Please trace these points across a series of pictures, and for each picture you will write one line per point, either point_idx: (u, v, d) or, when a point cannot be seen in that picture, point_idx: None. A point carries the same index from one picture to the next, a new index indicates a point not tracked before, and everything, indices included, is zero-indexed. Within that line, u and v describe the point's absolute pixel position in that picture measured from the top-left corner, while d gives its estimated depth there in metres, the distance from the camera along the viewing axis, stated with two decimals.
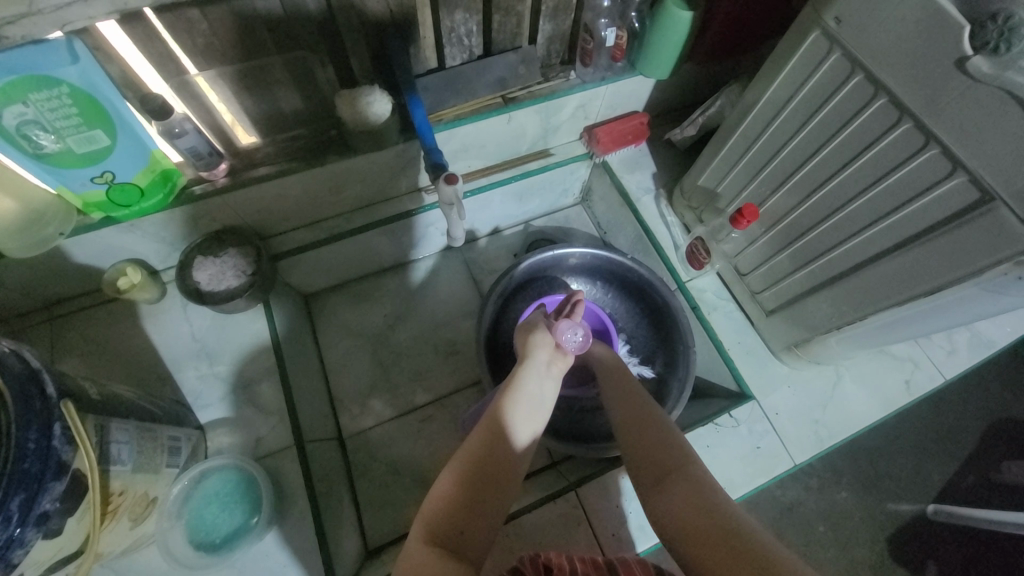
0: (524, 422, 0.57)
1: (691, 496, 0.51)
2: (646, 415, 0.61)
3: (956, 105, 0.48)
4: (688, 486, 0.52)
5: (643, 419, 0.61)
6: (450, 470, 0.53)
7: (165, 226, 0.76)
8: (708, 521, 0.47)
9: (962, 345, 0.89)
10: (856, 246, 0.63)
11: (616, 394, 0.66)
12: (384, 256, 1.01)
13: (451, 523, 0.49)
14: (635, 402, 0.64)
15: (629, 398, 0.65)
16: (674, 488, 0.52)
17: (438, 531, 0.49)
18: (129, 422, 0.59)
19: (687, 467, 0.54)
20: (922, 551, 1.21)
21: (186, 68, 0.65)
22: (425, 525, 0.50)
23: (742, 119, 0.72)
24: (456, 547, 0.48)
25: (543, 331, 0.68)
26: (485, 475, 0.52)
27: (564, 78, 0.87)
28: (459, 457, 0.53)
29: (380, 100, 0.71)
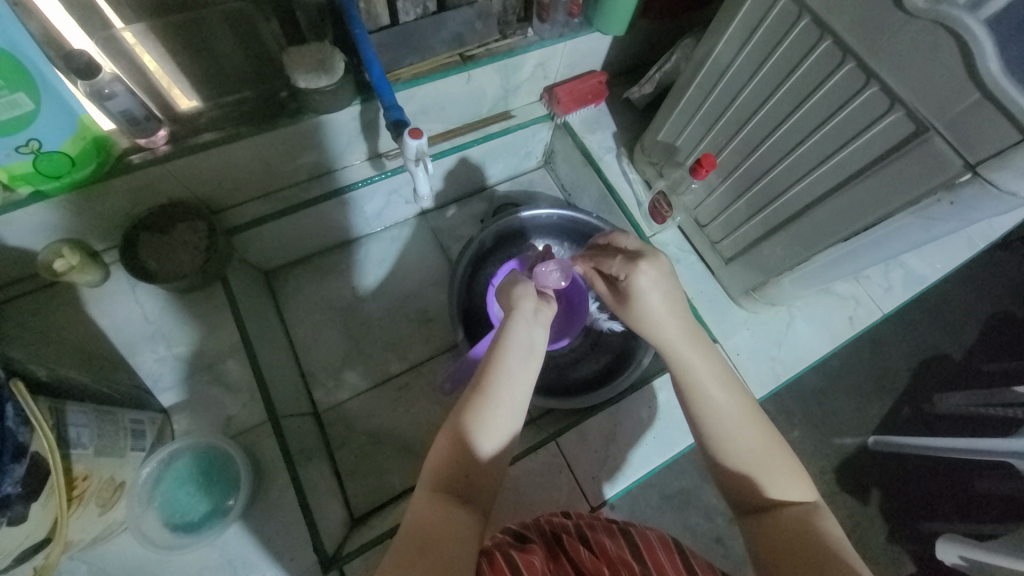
0: (516, 370, 0.58)
1: (797, 535, 0.51)
2: (767, 454, 0.55)
3: (893, 41, 0.51)
4: (795, 526, 0.51)
5: (762, 456, 0.55)
6: (446, 426, 0.55)
7: (102, 202, 0.70)
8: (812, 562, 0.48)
9: (898, 282, 0.97)
10: (804, 188, 0.67)
11: (734, 426, 0.56)
12: (348, 227, 0.98)
13: (452, 474, 0.52)
14: (756, 432, 0.56)
15: (749, 429, 0.56)
16: (779, 525, 0.52)
17: (441, 481, 0.52)
18: (86, 404, 0.56)
19: (798, 505, 0.54)
20: (865, 479, 1.34)
21: (111, 21, 0.60)
22: (428, 475, 0.53)
23: (698, 70, 0.74)
24: (460, 490, 0.52)
25: (525, 283, 0.68)
26: (480, 426, 0.54)
27: (522, 35, 0.85)
28: (453, 414, 0.56)
29: (310, 80, 0.68)
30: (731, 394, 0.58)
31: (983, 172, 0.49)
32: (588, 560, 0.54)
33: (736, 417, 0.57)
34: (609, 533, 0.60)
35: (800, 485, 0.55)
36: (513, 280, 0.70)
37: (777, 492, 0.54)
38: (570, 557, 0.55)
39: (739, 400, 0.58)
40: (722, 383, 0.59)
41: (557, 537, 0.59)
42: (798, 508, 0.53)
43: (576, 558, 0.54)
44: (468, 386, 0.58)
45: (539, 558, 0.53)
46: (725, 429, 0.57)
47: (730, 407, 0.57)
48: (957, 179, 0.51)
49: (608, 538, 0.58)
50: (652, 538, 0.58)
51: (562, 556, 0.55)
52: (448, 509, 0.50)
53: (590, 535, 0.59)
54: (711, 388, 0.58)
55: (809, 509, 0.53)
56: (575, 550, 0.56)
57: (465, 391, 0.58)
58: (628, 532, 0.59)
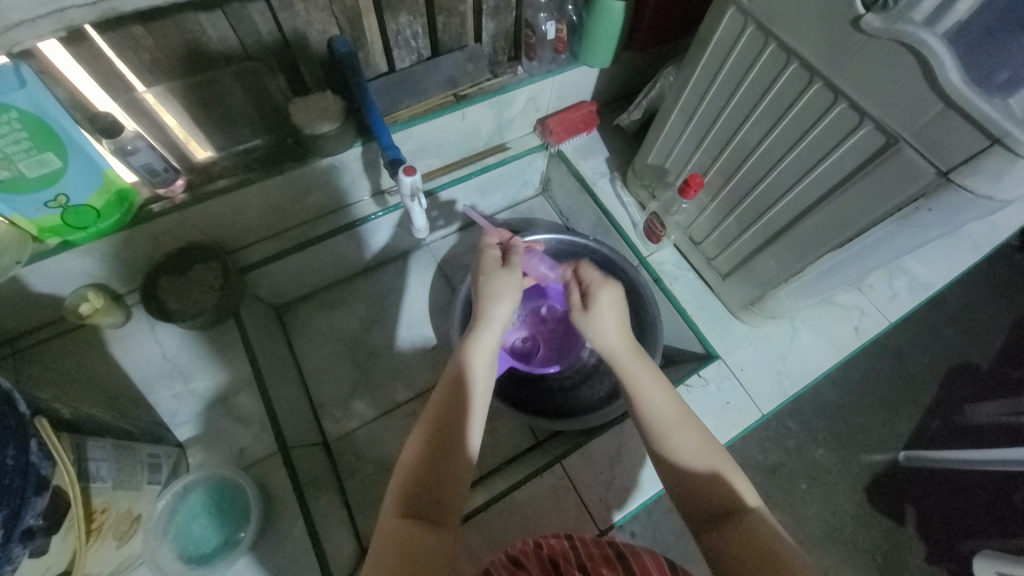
0: (471, 392, 0.61)
1: (755, 538, 0.50)
2: (706, 449, 0.58)
3: (855, 61, 0.54)
4: (754, 530, 0.51)
5: (700, 448, 0.58)
6: (410, 451, 0.57)
7: (124, 249, 0.75)
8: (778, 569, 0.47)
9: (902, 289, 0.97)
10: (789, 202, 0.68)
11: (669, 425, 0.59)
12: (356, 260, 1.02)
13: (422, 494, 0.53)
14: (689, 432, 0.59)
15: (683, 429, 0.59)
16: (740, 530, 0.51)
17: (410, 504, 0.52)
18: (105, 440, 0.59)
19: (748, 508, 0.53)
20: (898, 499, 1.28)
21: (133, 85, 0.66)
22: (396, 499, 0.53)
23: (678, 95, 0.77)
24: (428, 508, 0.53)
25: (497, 293, 0.68)
26: (445, 445, 0.56)
27: (513, 73, 0.90)
28: (416, 439, 0.57)
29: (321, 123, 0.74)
30: (669, 400, 0.61)
31: (956, 178, 0.50)
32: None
33: (669, 416, 0.60)
34: (608, 562, 0.58)
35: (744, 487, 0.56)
36: (484, 276, 0.69)
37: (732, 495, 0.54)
38: None
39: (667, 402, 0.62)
40: (660, 391, 0.62)
41: (553, 564, 0.59)
42: (753, 512, 0.53)
43: None
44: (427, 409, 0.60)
45: None
46: (664, 428, 0.59)
47: (667, 410, 0.61)
48: (933, 186, 0.52)
49: (606, 569, 0.57)
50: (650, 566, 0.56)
51: None
52: (419, 529, 0.50)
53: (587, 564, 0.58)
54: (654, 400, 0.62)
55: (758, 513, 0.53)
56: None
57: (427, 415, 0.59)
58: (624, 556, 0.58)
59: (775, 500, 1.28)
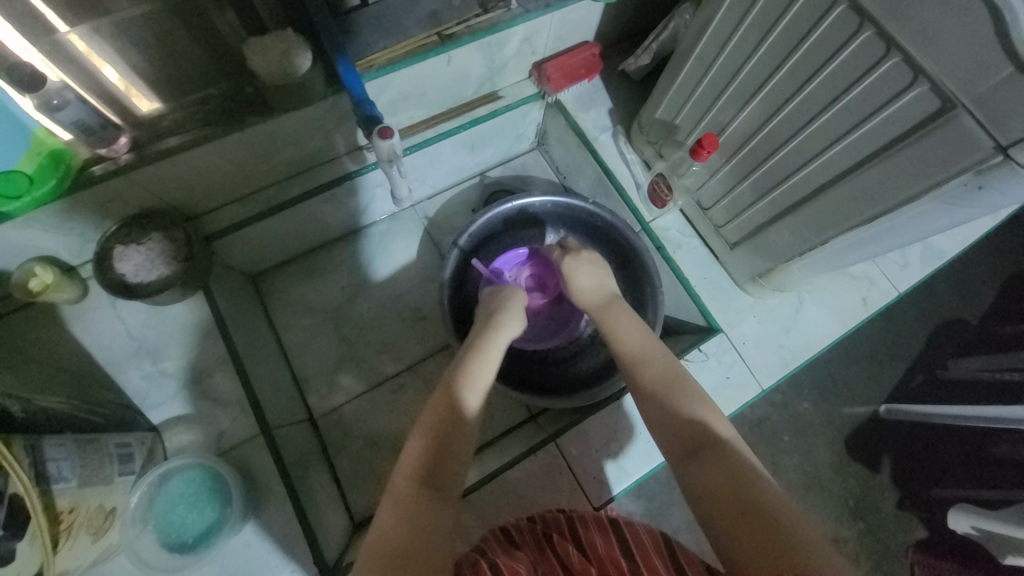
0: (485, 376, 0.58)
1: (730, 472, 0.47)
2: (681, 380, 0.56)
3: (917, 7, 0.45)
4: (731, 465, 0.47)
5: (671, 380, 0.56)
6: (425, 421, 0.53)
7: (68, 217, 0.67)
8: (744, 510, 0.44)
9: (915, 258, 0.92)
10: (815, 170, 0.61)
11: (642, 357, 0.59)
12: (336, 224, 0.94)
13: (437, 466, 0.49)
14: (663, 364, 0.58)
15: (656, 360, 0.59)
16: (714, 462, 0.48)
17: (424, 477, 0.49)
18: (66, 435, 0.55)
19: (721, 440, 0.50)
20: (875, 449, 1.31)
21: (54, 25, 0.54)
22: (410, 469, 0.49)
23: (697, 40, 0.67)
24: (441, 481, 0.49)
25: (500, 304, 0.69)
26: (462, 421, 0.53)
27: (505, 7, 0.76)
28: (432, 410, 0.54)
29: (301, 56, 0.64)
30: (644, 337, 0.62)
31: (1017, 155, 0.43)
32: (574, 558, 0.53)
33: (644, 350, 0.60)
34: (602, 530, 0.57)
35: (717, 418, 0.52)
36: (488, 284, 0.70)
37: (708, 427, 0.51)
38: (558, 555, 0.55)
39: (646, 340, 0.62)
40: (635, 330, 0.63)
41: (548, 538, 0.59)
42: (724, 444, 0.50)
43: (562, 557, 0.54)
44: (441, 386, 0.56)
45: (522, 561, 0.53)
46: (637, 363, 0.59)
47: (641, 345, 0.61)
48: (986, 163, 0.46)
49: (599, 537, 0.56)
50: (643, 534, 0.55)
51: (549, 554, 0.55)
52: (429, 508, 0.47)
53: (582, 534, 0.58)
54: (626, 337, 0.62)
55: (734, 449, 0.49)
56: (564, 549, 0.55)
57: (441, 389, 0.56)
58: (618, 526, 0.57)
59: (757, 450, 1.31)
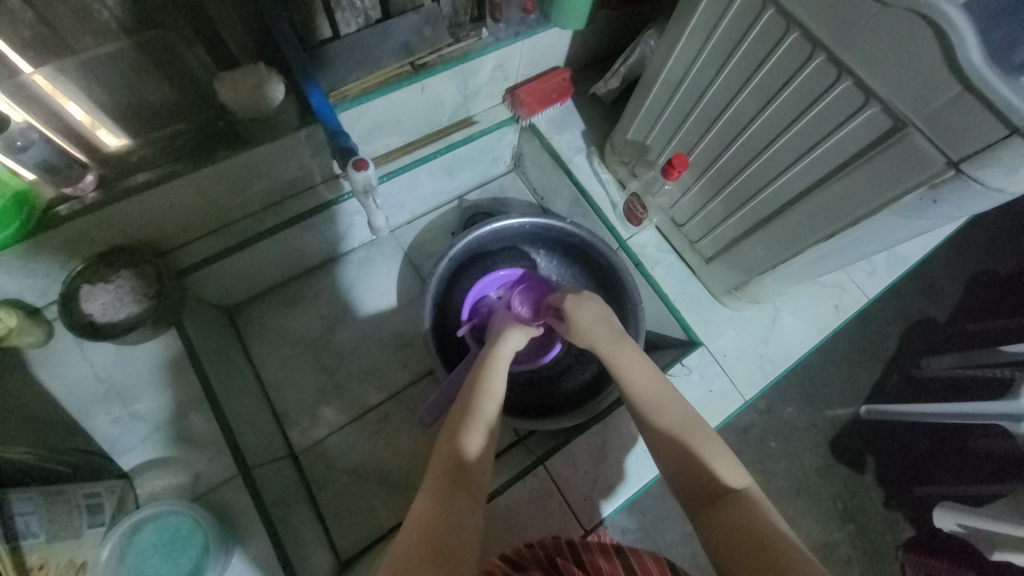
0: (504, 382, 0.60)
1: (748, 522, 0.47)
2: (696, 429, 0.55)
3: (863, 35, 0.48)
4: (749, 515, 0.48)
5: (685, 428, 0.55)
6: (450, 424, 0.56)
7: (32, 259, 0.65)
8: (770, 557, 0.43)
9: (881, 264, 0.95)
10: (781, 186, 0.63)
11: (653, 402, 0.58)
12: (313, 253, 0.93)
13: (462, 460, 0.51)
14: (676, 411, 0.57)
15: (669, 406, 0.57)
16: (734, 511, 0.48)
17: (449, 469, 0.51)
18: (31, 489, 0.52)
19: (736, 491, 0.51)
20: (858, 451, 1.33)
21: (19, 67, 0.54)
22: (437, 464, 0.52)
23: (662, 66, 0.70)
24: (460, 496, 0.49)
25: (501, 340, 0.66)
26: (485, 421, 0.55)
27: (477, 36, 0.79)
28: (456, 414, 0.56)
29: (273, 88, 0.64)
30: (651, 379, 0.59)
31: (966, 170, 0.46)
32: None
33: (654, 393, 0.58)
34: (606, 554, 0.57)
35: (731, 466, 0.53)
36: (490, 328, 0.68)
37: (722, 477, 0.52)
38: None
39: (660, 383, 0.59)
40: (643, 370, 0.61)
41: (552, 562, 0.56)
42: (740, 494, 0.50)
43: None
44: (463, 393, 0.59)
45: None
46: (649, 409, 0.57)
47: (651, 387, 0.59)
48: (940, 177, 0.48)
49: (603, 560, 0.55)
50: (648, 561, 0.55)
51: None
52: (453, 498, 0.48)
53: (585, 557, 0.56)
54: (635, 378, 0.60)
55: (749, 499, 0.50)
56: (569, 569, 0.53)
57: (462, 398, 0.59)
58: (623, 552, 0.56)
59: (745, 458, 1.32)
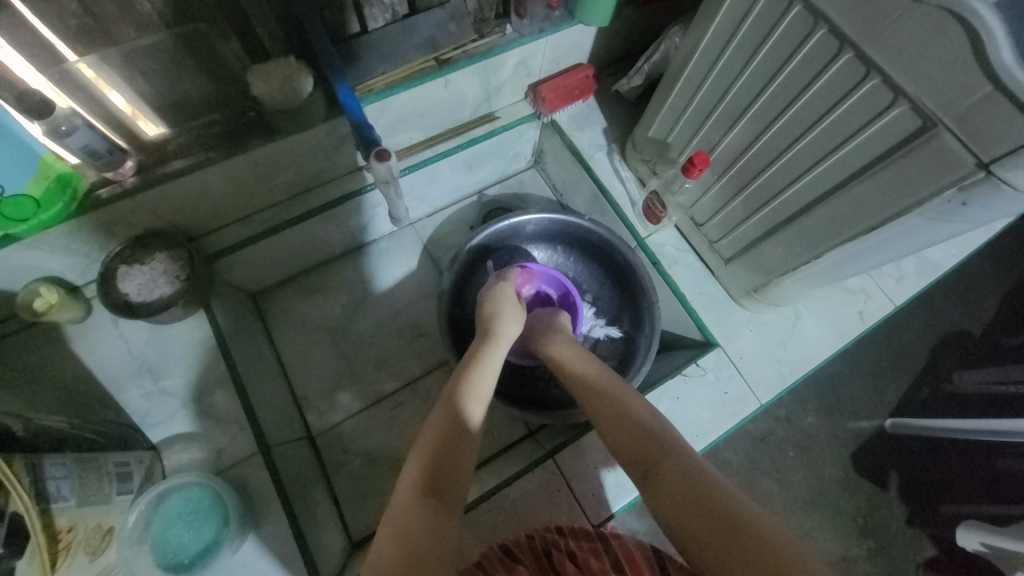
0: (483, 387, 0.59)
1: (681, 475, 0.46)
2: (631, 399, 0.57)
3: (894, 31, 0.46)
4: (683, 468, 0.47)
5: (620, 400, 0.57)
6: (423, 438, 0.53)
7: (74, 239, 0.68)
8: (700, 511, 0.42)
9: (910, 271, 0.92)
10: (804, 186, 0.62)
11: (592, 385, 0.61)
12: (336, 242, 0.96)
13: (441, 468, 0.49)
14: (613, 388, 0.59)
15: (609, 386, 0.59)
16: (668, 469, 0.47)
17: (429, 482, 0.48)
18: (66, 454, 0.56)
19: (672, 447, 0.49)
20: (881, 465, 1.29)
21: (65, 55, 0.57)
22: (413, 477, 0.49)
23: (685, 63, 0.69)
24: (453, 445, 0.52)
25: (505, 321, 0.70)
26: (461, 428, 0.53)
27: (501, 32, 0.80)
28: (430, 425, 0.54)
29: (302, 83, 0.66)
30: (594, 367, 0.63)
31: (998, 171, 0.44)
32: None
33: (594, 378, 0.61)
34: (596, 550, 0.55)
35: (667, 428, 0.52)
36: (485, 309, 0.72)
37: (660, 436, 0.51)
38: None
39: (597, 369, 0.63)
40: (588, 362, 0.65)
41: (548, 556, 0.57)
42: (676, 450, 0.49)
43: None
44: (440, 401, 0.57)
45: None
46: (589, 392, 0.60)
47: (590, 376, 0.62)
48: (970, 178, 0.47)
49: (594, 556, 0.54)
50: (632, 547, 0.54)
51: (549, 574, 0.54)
52: (434, 515, 0.46)
53: (578, 553, 0.56)
54: (580, 370, 0.64)
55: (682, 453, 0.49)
56: (563, 567, 0.54)
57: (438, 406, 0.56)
58: (612, 546, 0.55)
59: (762, 468, 1.29)
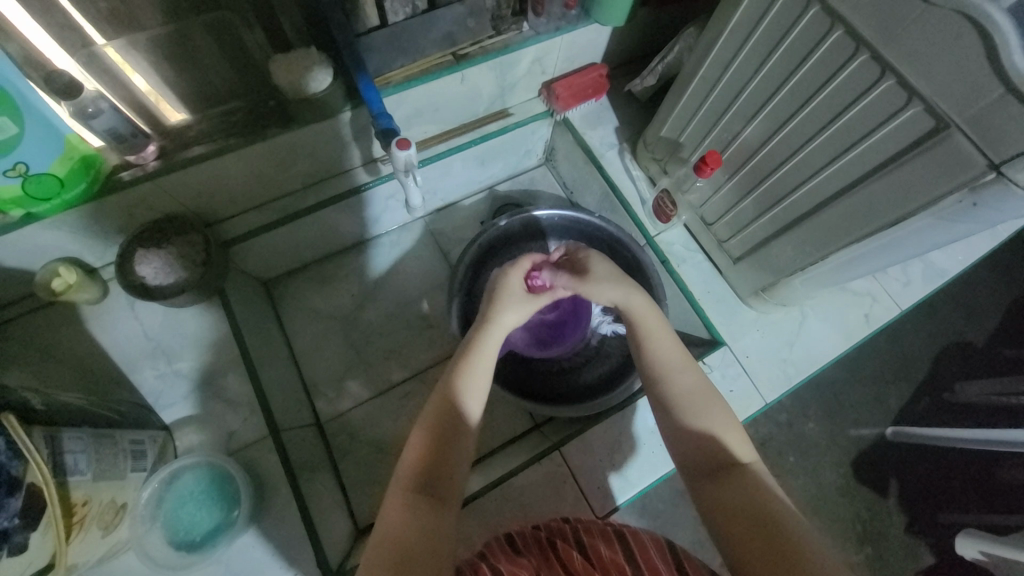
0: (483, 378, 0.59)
1: (749, 493, 0.49)
2: (705, 398, 0.56)
3: (910, 32, 0.47)
4: (751, 486, 0.49)
5: (694, 397, 0.56)
6: (421, 428, 0.55)
7: (94, 221, 0.70)
8: (766, 529, 0.45)
9: (917, 276, 0.93)
10: (816, 186, 0.63)
11: (666, 369, 0.58)
12: (348, 233, 0.97)
13: (439, 454, 0.53)
14: (690, 377, 0.58)
15: (681, 374, 0.58)
16: (736, 483, 0.50)
17: (425, 471, 0.52)
18: (84, 430, 0.57)
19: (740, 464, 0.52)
20: (882, 472, 1.29)
21: (92, 38, 0.58)
22: (412, 463, 0.52)
23: (701, 63, 0.70)
24: (452, 431, 0.54)
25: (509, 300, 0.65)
26: (456, 422, 0.55)
27: (517, 29, 0.81)
28: (427, 415, 0.56)
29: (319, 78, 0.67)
30: (669, 345, 0.60)
31: (1008, 172, 0.45)
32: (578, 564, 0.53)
33: (669, 362, 0.59)
34: (607, 539, 0.56)
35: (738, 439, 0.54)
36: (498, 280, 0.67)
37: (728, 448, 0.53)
38: (563, 563, 0.54)
39: (676, 351, 0.60)
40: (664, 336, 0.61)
41: (552, 543, 0.58)
42: (745, 468, 0.51)
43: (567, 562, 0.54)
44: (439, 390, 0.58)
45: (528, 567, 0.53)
46: (662, 376, 0.58)
47: (666, 356, 0.60)
48: (980, 180, 0.48)
49: (604, 545, 0.55)
50: (647, 540, 0.55)
51: (555, 561, 0.54)
52: (428, 511, 0.49)
53: (586, 540, 0.57)
54: (656, 343, 0.61)
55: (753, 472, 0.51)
56: (569, 555, 0.55)
57: (435, 396, 0.57)
58: (625, 535, 0.56)
59: None
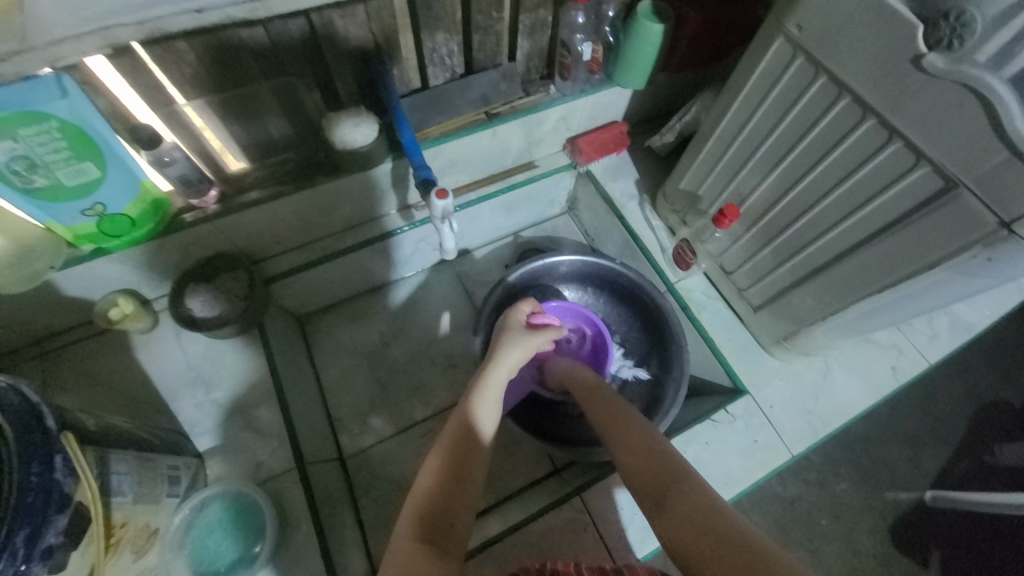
0: (487, 421, 0.62)
1: (692, 507, 0.49)
2: (648, 438, 0.61)
3: (914, 100, 0.51)
4: (694, 499, 0.50)
5: (639, 439, 0.61)
6: (430, 462, 0.57)
7: (155, 257, 0.76)
8: (713, 538, 0.45)
9: (943, 329, 0.92)
10: (833, 239, 0.66)
11: (615, 422, 0.65)
12: (380, 273, 1.02)
13: (450, 489, 0.54)
14: (635, 426, 0.63)
15: (627, 424, 0.64)
16: (678, 501, 0.51)
17: (437, 508, 0.52)
18: (128, 452, 0.60)
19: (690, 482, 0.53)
20: (922, 541, 1.21)
21: (174, 98, 0.66)
22: (424, 497, 0.54)
23: (717, 123, 0.75)
24: (465, 469, 0.56)
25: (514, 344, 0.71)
26: (468, 459, 0.57)
27: (545, 91, 0.89)
28: (437, 450, 0.58)
29: (361, 130, 0.72)
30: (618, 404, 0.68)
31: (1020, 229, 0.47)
32: None
33: (617, 415, 0.66)
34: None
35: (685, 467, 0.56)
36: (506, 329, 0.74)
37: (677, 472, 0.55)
38: None
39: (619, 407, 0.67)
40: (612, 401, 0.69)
41: None
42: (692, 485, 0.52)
43: None
44: (446, 430, 0.60)
45: None
46: (611, 429, 0.64)
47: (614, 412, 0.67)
48: (993, 236, 0.50)
49: None
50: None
51: None
52: (439, 552, 0.49)
53: None
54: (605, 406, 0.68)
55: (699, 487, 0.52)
56: None
57: (448, 431, 0.60)
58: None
59: (792, 534, 1.23)
